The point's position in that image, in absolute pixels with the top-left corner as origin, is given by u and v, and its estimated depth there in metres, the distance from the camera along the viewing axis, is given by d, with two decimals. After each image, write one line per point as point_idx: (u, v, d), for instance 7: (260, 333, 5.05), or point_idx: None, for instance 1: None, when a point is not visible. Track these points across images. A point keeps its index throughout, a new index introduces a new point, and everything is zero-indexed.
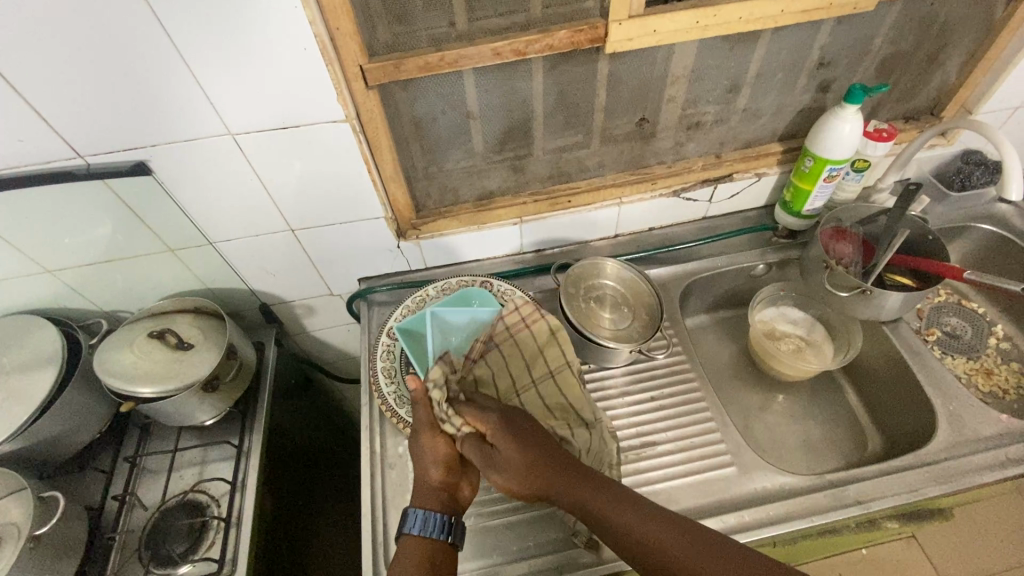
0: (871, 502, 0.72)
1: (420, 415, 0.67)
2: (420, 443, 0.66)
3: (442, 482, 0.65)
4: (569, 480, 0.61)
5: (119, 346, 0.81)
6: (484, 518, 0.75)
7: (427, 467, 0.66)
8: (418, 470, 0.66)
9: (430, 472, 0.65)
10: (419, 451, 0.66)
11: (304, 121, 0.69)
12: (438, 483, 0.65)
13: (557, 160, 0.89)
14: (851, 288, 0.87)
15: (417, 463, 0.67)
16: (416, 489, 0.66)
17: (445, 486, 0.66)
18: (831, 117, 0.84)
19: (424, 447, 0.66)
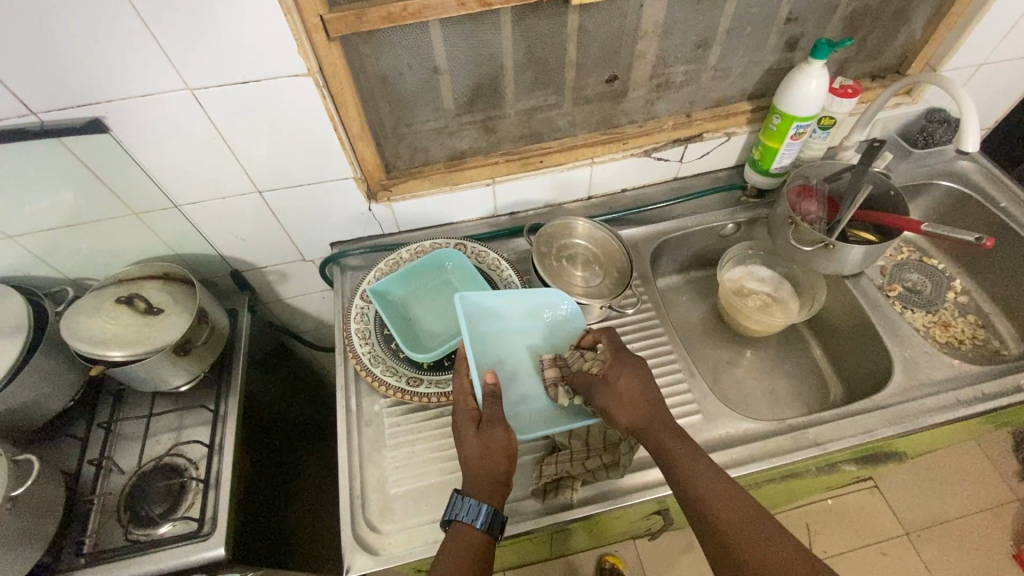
0: (829, 443, 0.75)
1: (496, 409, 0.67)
2: (491, 437, 0.65)
3: (508, 471, 0.65)
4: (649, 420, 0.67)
5: (85, 312, 0.80)
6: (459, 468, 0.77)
7: (494, 459, 0.65)
8: (483, 456, 0.65)
9: (500, 462, 0.65)
10: (480, 443, 0.65)
11: (265, 75, 0.68)
12: (502, 476, 0.65)
13: (528, 119, 0.89)
14: (815, 243, 0.88)
15: (480, 451, 0.65)
16: (474, 471, 0.65)
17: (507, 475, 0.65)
18: (798, 74, 0.85)
19: (496, 439, 0.65)
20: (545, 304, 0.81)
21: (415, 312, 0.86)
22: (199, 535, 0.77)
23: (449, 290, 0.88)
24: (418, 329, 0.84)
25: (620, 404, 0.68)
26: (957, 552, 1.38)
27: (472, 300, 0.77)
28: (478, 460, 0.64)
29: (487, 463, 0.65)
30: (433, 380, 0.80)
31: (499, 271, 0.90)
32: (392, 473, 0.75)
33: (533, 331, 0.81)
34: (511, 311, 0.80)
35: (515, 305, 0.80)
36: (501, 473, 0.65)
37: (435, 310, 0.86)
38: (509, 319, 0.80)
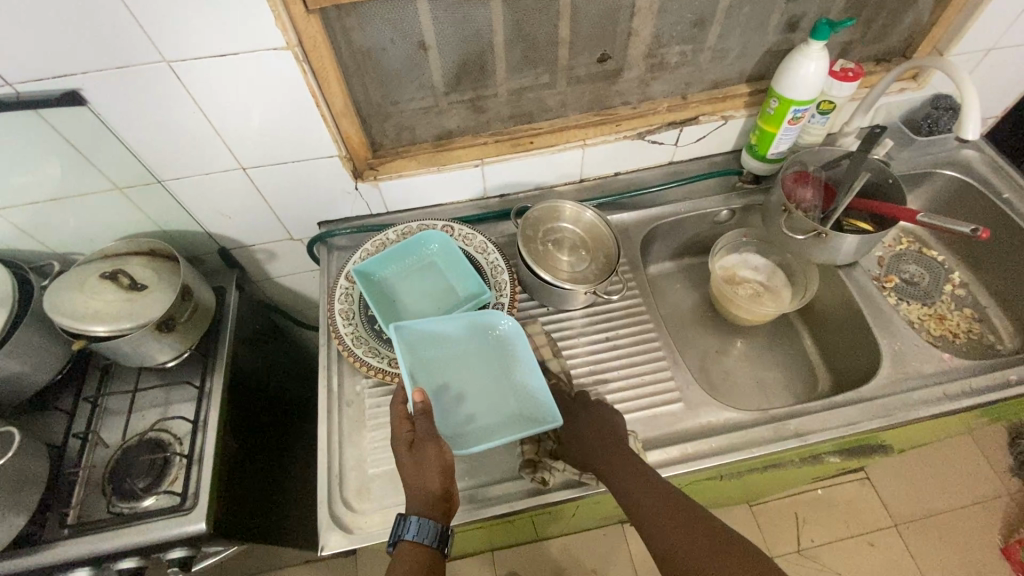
0: (810, 435, 0.74)
1: (425, 426, 0.67)
2: (421, 454, 0.66)
3: (442, 485, 0.65)
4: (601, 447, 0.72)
5: (69, 286, 0.80)
6: None
7: (426, 475, 0.65)
8: (413, 479, 0.65)
9: (431, 479, 0.65)
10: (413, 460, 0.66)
11: (242, 48, 0.66)
12: (437, 490, 0.65)
13: (518, 98, 0.87)
14: (807, 231, 0.86)
15: (412, 470, 0.65)
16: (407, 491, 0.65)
17: (445, 491, 0.65)
18: (797, 56, 0.82)
19: (428, 457, 0.66)
20: (485, 323, 0.81)
21: (400, 290, 0.85)
22: (181, 509, 0.78)
23: (437, 272, 0.87)
24: (398, 308, 0.83)
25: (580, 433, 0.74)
26: (944, 545, 1.38)
27: (412, 326, 0.78)
28: (410, 482, 0.65)
29: (422, 483, 0.65)
30: None
31: (486, 256, 0.89)
32: (371, 452, 0.75)
33: (480, 351, 0.80)
34: (454, 334, 0.80)
35: (457, 327, 0.80)
36: (433, 488, 0.65)
37: (422, 291, 0.85)
38: (454, 344, 0.80)
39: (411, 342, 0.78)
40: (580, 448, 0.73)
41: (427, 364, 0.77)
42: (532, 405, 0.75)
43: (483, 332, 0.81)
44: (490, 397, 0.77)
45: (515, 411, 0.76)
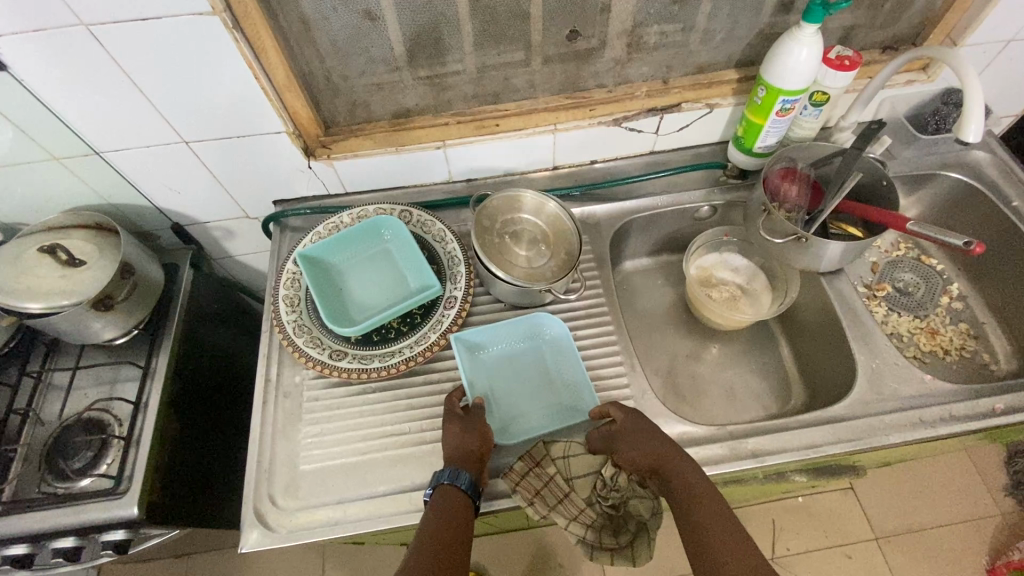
0: (768, 457, 0.69)
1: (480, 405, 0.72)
2: (470, 423, 0.69)
3: (480, 454, 0.67)
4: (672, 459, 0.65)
5: (5, 260, 0.77)
6: (373, 449, 0.72)
7: (465, 436, 0.68)
8: (460, 438, 0.67)
9: (473, 440, 0.67)
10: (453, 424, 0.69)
11: (164, 12, 0.61)
12: (472, 450, 0.67)
13: (480, 77, 0.81)
14: (787, 235, 0.79)
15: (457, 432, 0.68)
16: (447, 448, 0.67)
17: (482, 463, 0.68)
18: (787, 40, 0.75)
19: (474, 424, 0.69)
20: (534, 324, 0.80)
21: (347, 278, 0.81)
22: (114, 492, 0.76)
23: (387, 260, 0.83)
24: (345, 298, 0.80)
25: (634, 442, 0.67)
26: (925, 562, 1.33)
27: (470, 336, 0.78)
28: (450, 439, 0.68)
29: (465, 447, 0.67)
30: (358, 355, 0.76)
31: (444, 244, 0.85)
32: (306, 446, 0.72)
33: (535, 350, 0.79)
34: (510, 334, 0.80)
35: (512, 328, 0.79)
36: (470, 447, 0.67)
37: (371, 278, 0.81)
38: (512, 344, 0.80)
39: (469, 348, 0.79)
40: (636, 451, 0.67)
41: (482, 371, 0.78)
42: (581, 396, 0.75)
43: (533, 328, 0.80)
44: (540, 400, 0.76)
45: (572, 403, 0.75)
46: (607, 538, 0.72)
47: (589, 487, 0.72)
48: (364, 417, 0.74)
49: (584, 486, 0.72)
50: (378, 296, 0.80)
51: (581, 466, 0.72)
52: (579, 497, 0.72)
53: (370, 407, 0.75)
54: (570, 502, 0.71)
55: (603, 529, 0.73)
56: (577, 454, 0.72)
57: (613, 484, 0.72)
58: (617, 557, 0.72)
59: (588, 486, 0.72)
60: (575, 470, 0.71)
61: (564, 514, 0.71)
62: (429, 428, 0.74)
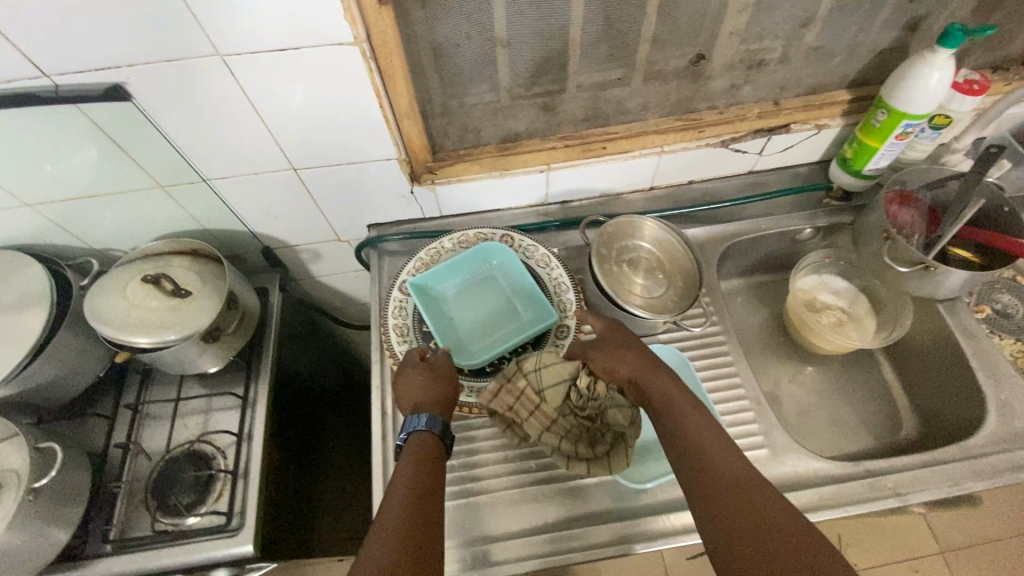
0: (910, 495, 0.68)
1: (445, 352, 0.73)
2: (435, 369, 0.71)
3: (445, 398, 0.69)
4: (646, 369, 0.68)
5: (110, 290, 0.75)
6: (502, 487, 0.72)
7: (427, 383, 0.69)
8: (425, 385, 0.69)
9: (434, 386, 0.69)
10: (414, 374, 0.70)
11: (304, 43, 0.58)
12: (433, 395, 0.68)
13: (594, 100, 0.78)
14: (912, 263, 0.78)
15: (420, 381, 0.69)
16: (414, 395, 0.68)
17: (449, 405, 0.69)
18: (917, 64, 0.72)
19: (439, 371, 0.70)
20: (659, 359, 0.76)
21: (455, 305, 0.80)
22: (227, 529, 0.75)
23: (495, 288, 0.81)
24: (456, 328, 0.78)
25: (616, 351, 0.71)
26: None
27: None
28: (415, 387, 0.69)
29: (435, 392, 0.68)
30: (474, 388, 0.74)
31: (549, 270, 0.83)
32: None
33: None
34: None
35: None
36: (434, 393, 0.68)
37: (480, 306, 0.80)
38: None
39: None
40: (612, 358, 0.70)
41: None
42: None
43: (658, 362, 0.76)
44: None
45: None
46: (587, 450, 0.71)
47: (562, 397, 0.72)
48: (488, 454, 0.74)
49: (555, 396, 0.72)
50: (489, 326, 0.79)
51: (551, 377, 0.73)
52: (551, 409, 0.72)
53: (494, 444, 0.75)
54: (543, 416, 0.72)
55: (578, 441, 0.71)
56: (550, 365, 0.73)
57: (588, 393, 0.72)
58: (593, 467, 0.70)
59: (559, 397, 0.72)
60: (546, 381, 0.72)
61: (535, 424, 0.71)
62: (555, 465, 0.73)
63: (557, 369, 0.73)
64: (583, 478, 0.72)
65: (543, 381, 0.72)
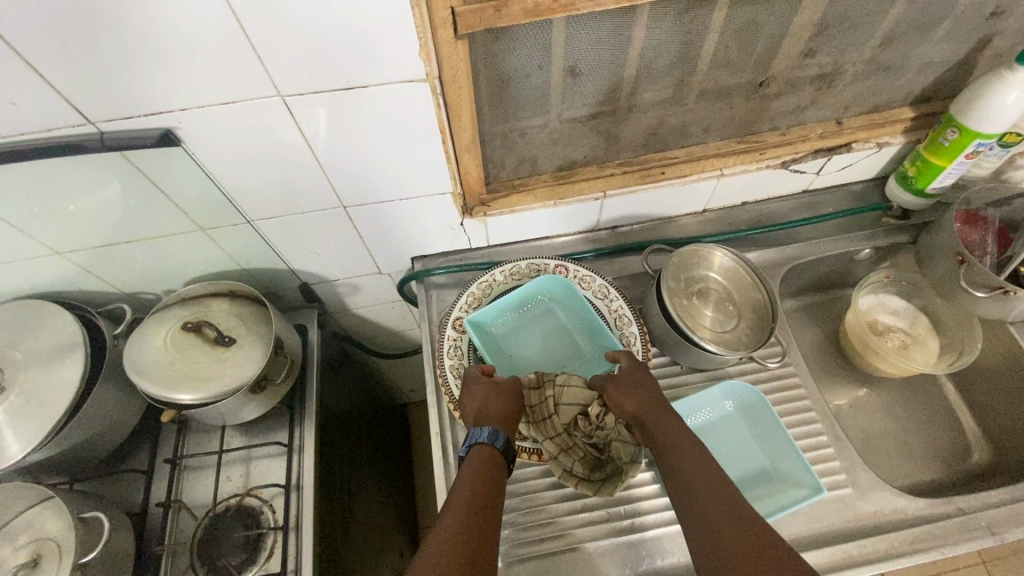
0: (1006, 533, 0.64)
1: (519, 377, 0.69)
2: (498, 383, 0.68)
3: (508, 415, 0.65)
4: (655, 405, 0.64)
5: (149, 340, 0.70)
6: (560, 545, 0.68)
7: (491, 398, 0.66)
8: (489, 398, 0.66)
9: (500, 400, 0.65)
10: (478, 385, 0.67)
11: (372, 80, 0.54)
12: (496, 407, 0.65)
13: (656, 124, 0.75)
14: (989, 289, 0.75)
15: (485, 394, 0.66)
16: (479, 408, 0.65)
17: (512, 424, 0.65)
18: (994, 82, 0.69)
19: (504, 385, 0.67)
20: (731, 396, 0.73)
21: (512, 337, 0.76)
22: None
23: (551, 320, 0.77)
24: (518, 364, 0.75)
25: (628, 386, 0.66)
26: None
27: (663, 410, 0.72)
28: (479, 400, 0.66)
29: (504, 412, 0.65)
30: None
31: (608, 302, 0.77)
32: (506, 536, 0.68)
33: (734, 424, 0.72)
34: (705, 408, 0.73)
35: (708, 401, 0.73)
36: (496, 407, 0.65)
37: (537, 336, 0.77)
38: (707, 417, 0.73)
39: None
40: (621, 390, 0.65)
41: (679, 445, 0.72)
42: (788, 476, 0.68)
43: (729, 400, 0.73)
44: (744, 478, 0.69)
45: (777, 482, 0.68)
46: (582, 471, 0.66)
47: (574, 420, 0.67)
48: (563, 502, 0.70)
49: (568, 414, 0.66)
50: (552, 357, 0.75)
51: (571, 395, 0.67)
52: (559, 425, 0.67)
53: (566, 491, 0.71)
54: (551, 428, 0.67)
55: (576, 460, 0.67)
56: (574, 384, 0.68)
57: (597, 422, 0.67)
58: (581, 485, 0.66)
59: (571, 417, 0.67)
60: (565, 396, 0.67)
61: (540, 434, 0.67)
62: (634, 514, 0.70)
63: (577, 390, 0.68)
64: (597, 540, 0.68)
65: (557, 398, 0.67)
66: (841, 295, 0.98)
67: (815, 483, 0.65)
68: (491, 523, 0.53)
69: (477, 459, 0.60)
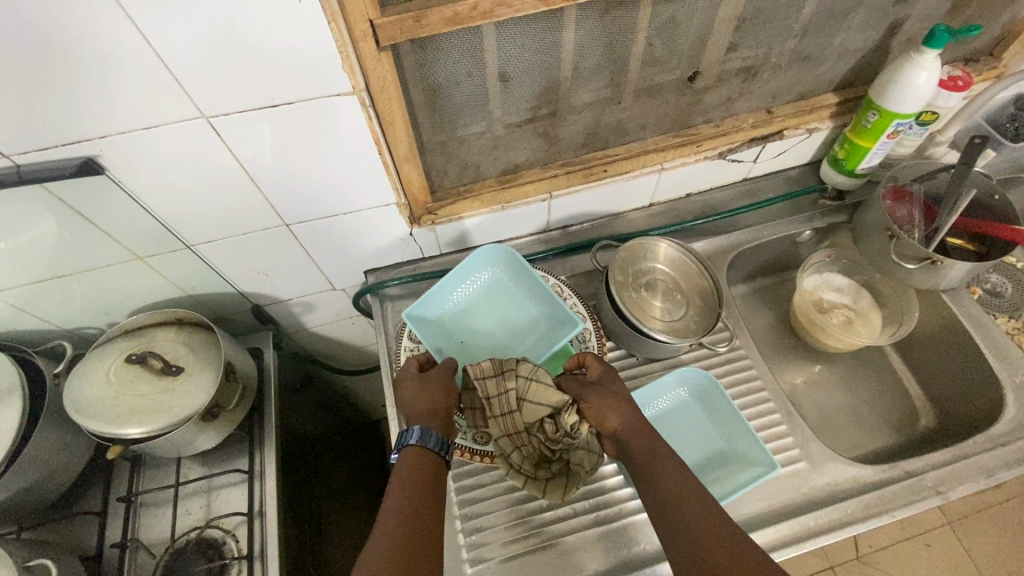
0: (951, 491, 0.67)
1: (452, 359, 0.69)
2: (428, 380, 0.67)
3: (442, 410, 0.64)
4: (630, 420, 0.64)
5: (91, 375, 0.68)
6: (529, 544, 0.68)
7: (423, 397, 0.65)
8: (420, 395, 0.65)
9: (432, 395, 0.65)
10: (409, 385, 0.67)
11: (299, 96, 0.54)
12: (429, 404, 0.64)
13: (593, 124, 0.77)
14: (919, 259, 0.79)
15: (416, 392, 0.65)
16: (410, 407, 0.64)
17: (445, 419, 0.64)
18: (908, 65, 0.73)
19: (433, 381, 0.66)
20: (681, 383, 0.74)
21: (474, 328, 0.76)
22: None
23: (525, 317, 0.76)
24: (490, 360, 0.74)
25: (605, 401, 0.65)
26: None
27: None
28: (410, 397, 0.65)
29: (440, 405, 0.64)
30: None
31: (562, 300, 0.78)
32: (476, 541, 0.68)
33: (686, 410, 0.74)
34: (658, 398, 0.74)
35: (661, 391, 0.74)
36: (430, 404, 0.64)
37: (494, 321, 0.76)
38: (661, 407, 0.74)
39: None
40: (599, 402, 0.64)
41: None
42: (742, 456, 0.69)
43: (681, 387, 0.75)
44: (700, 464, 0.70)
45: (731, 464, 0.69)
46: (529, 469, 0.67)
47: (536, 418, 0.66)
48: (530, 502, 0.70)
49: (531, 412, 0.66)
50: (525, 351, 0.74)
51: (539, 395, 0.66)
52: (519, 422, 0.66)
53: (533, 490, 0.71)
54: (509, 423, 0.66)
55: (527, 457, 0.67)
56: (542, 382, 0.67)
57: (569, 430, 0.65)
58: (530, 483, 0.66)
59: (533, 414, 0.66)
60: (531, 395, 0.66)
61: (498, 428, 0.66)
62: (603, 507, 0.70)
63: (544, 389, 0.66)
64: (566, 535, 0.69)
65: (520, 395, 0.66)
66: (789, 277, 1.01)
67: (768, 459, 0.67)
68: (429, 518, 0.54)
69: (410, 463, 0.59)
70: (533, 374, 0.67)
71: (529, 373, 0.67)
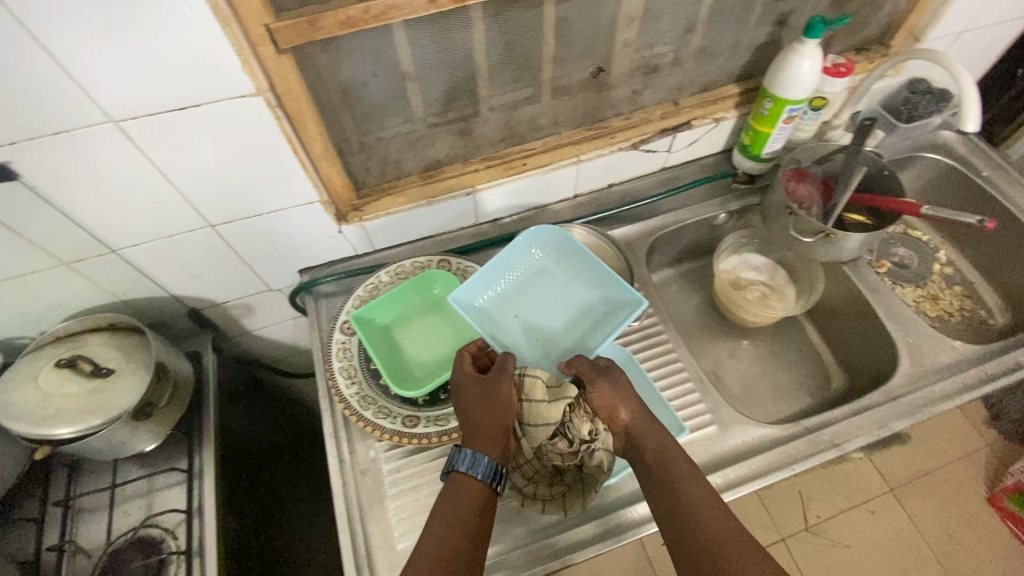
0: (848, 444, 0.73)
1: (509, 361, 0.67)
2: (486, 384, 0.66)
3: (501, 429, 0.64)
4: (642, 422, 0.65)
5: (20, 382, 0.69)
6: None
7: (479, 407, 0.65)
8: (478, 405, 0.65)
9: (488, 410, 0.64)
10: (462, 390, 0.66)
11: (204, 99, 0.57)
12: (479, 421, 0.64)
13: (508, 119, 0.81)
14: (815, 233, 0.85)
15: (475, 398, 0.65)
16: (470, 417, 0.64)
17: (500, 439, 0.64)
18: (791, 54, 0.79)
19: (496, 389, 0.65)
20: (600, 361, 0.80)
21: (529, 311, 0.80)
22: None
23: (584, 303, 0.80)
24: (551, 339, 0.78)
25: (620, 400, 0.64)
26: None
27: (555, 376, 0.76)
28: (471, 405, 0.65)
29: (484, 420, 0.64)
30: (431, 418, 0.73)
31: None
32: (407, 519, 0.70)
33: None
34: None
35: None
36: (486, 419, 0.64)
37: (547, 307, 0.80)
38: None
39: None
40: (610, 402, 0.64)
41: None
42: None
43: None
44: None
45: None
46: (545, 492, 0.70)
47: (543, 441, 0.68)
48: None
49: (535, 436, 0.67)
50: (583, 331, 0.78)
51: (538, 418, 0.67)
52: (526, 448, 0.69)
53: None
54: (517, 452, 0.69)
55: (541, 480, 0.70)
56: (542, 403, 0.67)
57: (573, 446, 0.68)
58: (547, 506, 0.69)
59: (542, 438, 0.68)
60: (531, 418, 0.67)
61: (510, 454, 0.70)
62: None
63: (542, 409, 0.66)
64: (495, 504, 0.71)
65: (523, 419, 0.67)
66: None
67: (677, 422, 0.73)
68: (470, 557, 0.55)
69: (458, 487, 0.60)
70: (534, 394, 0.67)
71: (534, 394, 0.67)
